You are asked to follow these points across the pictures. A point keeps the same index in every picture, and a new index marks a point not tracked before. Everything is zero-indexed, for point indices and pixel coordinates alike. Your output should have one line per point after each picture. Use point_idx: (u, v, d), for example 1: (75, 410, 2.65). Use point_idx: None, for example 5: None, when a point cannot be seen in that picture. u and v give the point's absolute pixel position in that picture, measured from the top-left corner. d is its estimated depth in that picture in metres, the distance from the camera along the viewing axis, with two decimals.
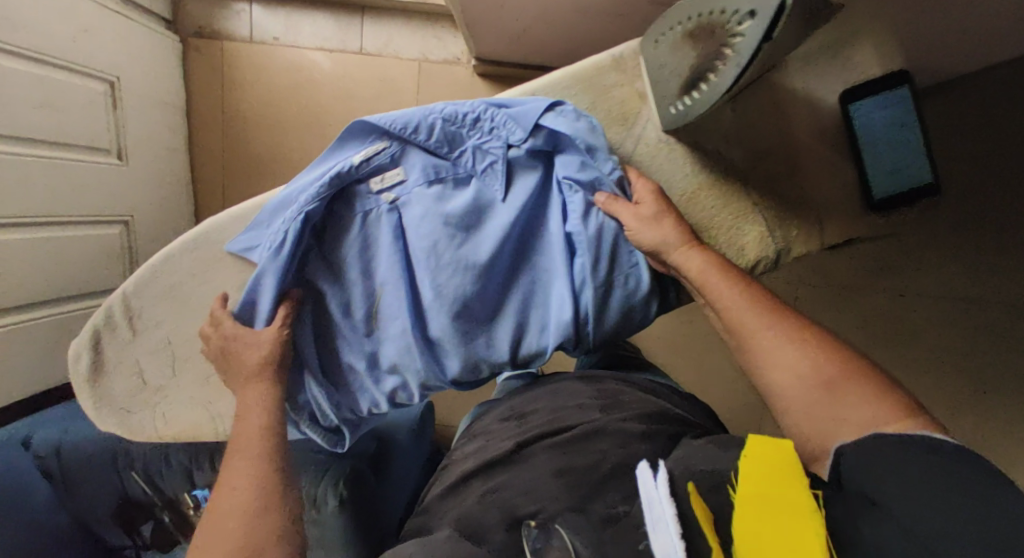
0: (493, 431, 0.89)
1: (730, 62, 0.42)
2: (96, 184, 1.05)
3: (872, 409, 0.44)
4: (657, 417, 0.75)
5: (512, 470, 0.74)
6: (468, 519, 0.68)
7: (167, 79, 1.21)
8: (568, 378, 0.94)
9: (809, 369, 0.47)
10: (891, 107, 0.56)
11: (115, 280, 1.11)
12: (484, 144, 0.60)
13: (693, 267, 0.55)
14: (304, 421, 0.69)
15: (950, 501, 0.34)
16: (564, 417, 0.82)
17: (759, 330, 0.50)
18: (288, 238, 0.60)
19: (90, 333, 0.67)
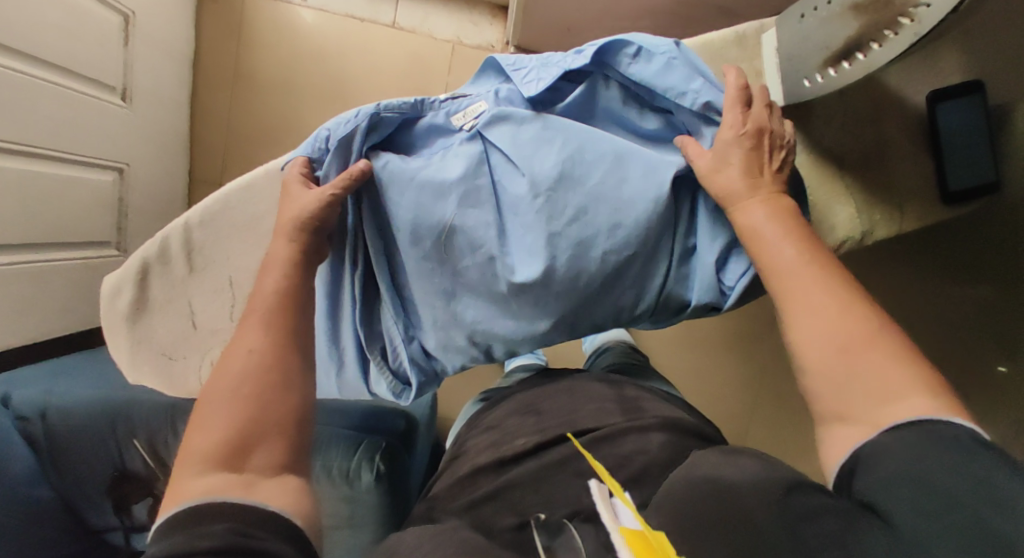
0: (501, 423, 0.78)
1: (906, 30, 0.45)
2: (97, 125, 0.93)
3: (899, 375, 0.39)
4: (688, 428, 0.67)
5: (531, 464, 0.66)
6: (474, 519, 0.61)
7: (181, 25, 1.11)
8: (580, 377, 0.85)
9: (852, 338, 0.41)
10: (969, 109, 0.62)
11: (103, 235, 0.99)
12: (545, 71, 0.59)
13: (748, 222, 0.50)
14: (375, 358, 0.62)
15: (942, 492, 0.33)
16: (589, 414, 0.73)
17: (807, 295, 0.44)
18: (358, 130, 0.57)
19: (137, 266, 0.58)
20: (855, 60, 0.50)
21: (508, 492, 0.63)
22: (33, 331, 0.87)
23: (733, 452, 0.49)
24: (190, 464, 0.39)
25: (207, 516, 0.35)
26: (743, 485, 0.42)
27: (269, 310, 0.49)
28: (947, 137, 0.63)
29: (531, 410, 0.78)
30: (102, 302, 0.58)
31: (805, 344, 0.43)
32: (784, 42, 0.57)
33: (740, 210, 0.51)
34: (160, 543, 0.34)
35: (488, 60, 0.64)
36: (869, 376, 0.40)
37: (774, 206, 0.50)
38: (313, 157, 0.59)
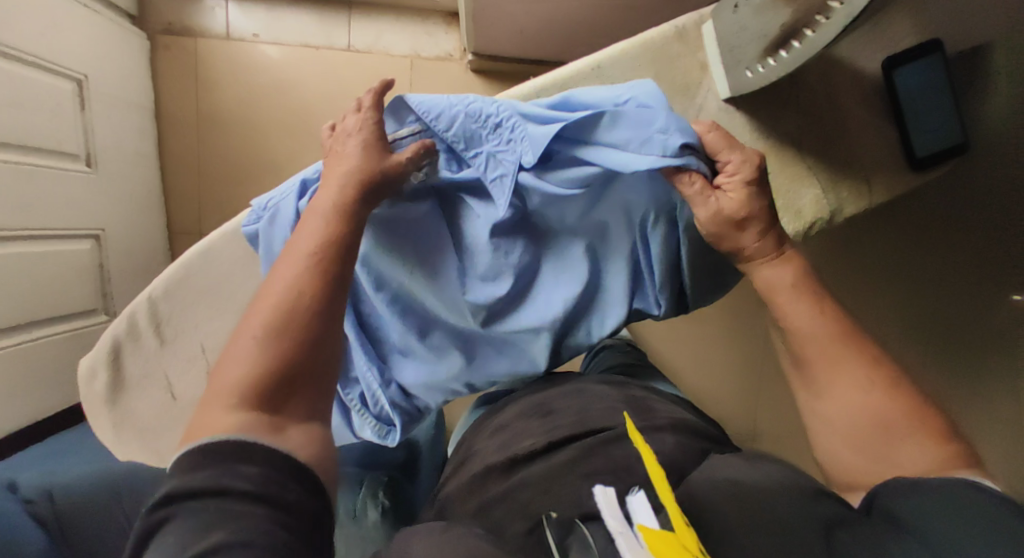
0: (512, 423, 0.75)
1: (836, 15, 0.42)
2: (64, 195, 0.94)
3: (925, 450, 0.40)
4: (697, 431, 0.64)
5: (539, 464, 0.63)
6: (489, 522, 0.58)
7: (135, 79, 1.11)
8: (584, 380, 0.82)
9: (889, 416, 0.42)
10: (928, 71, 0.57)
11: (88, 301, 1.00)
12: (498, 153, 0.54)
13: (770, 280, 0.49)
14: (355, 404, 0.63)
15: (969, 517, 0.33)
16: (599, 413, 0.71)
17: (836, 360, 0.45)
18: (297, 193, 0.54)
19: (107, 347, 0.59)
20: (792, 47, 0.48)
21: (515, 491, 0.60)
22: (27, 411, 0.89)
23: (757, 460, 0.47)
24: (222, 404, 0.38)
25: (240, 463, 0.35)
26: (767, 489, 0.41)
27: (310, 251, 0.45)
28: (908, 103, 0.59)
29: (541, 410, 0.75)
30: (81, 386, 0.59)
31: (844, 424, 0.44)
32: (724, 34, 0.56)
33: (758, 264, 0.50)
34: (186, 476, 0.34)
35: (396, 99, 0.56)
36: (898, 445, 0.41)
37: (797, 261, 0.49)
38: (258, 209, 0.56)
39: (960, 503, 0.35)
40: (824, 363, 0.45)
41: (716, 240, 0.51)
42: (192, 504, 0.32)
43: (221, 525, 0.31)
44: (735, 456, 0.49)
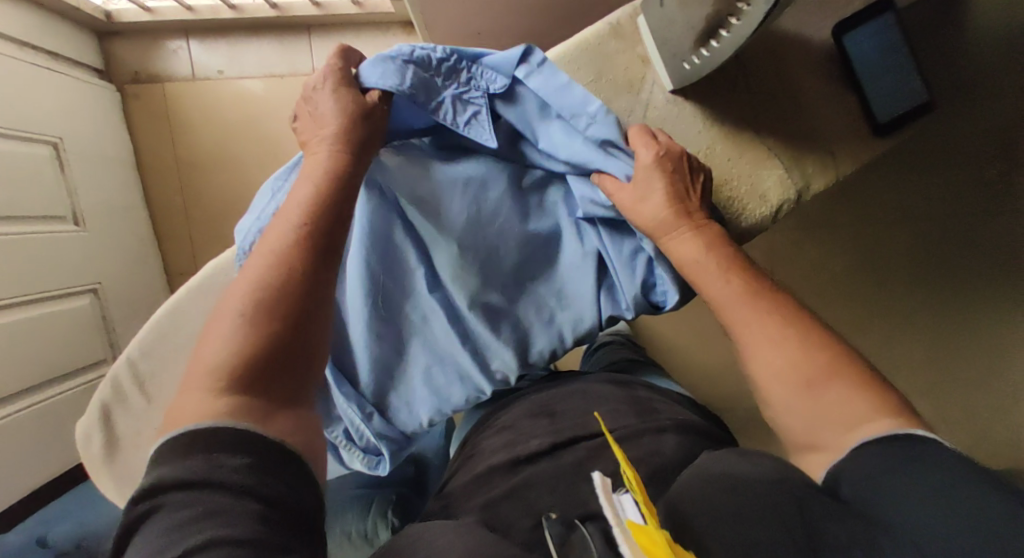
0: (514, 423, 0.67)
1: (756, 1, 0.41)
2: (57, 256, 0.97)
3: (856, 403, 0.41)
4: (703, 433, 0.59)
5: (546, 466, 0.56)
6: (487, 513, 0.51)
7: (110, 132, 1.13)
8: (586, 380, 0.74)
9: (807, 366, 0.43)
10: (882, 32, 0.55)
11: (95, 354, 1.04)
12: (463, 94, 0.56)
13: (683, 257, 0.52)
14: (339, 438, 0.64)
15: (934, 501, 0.33)
16: (604, 415, 0.63)
17: (763, 328, 0.46)
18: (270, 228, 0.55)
19: (99, 409, 0.61)
20: (721, 36, 0.46)
21: (517, 493, 0.53)
22: (47, 468, 0.93)
23: (750, 454, 0.45)
24: (201, 383, 0.37)
25: (221, 451, 0.34)
26: (758, 485, 0.39)
27: (298, 225, 0.44)
28: (862, 68, 0.57)
29: (545, 410, 0.67)
30: (80, 450, 0.62)
31: (769, 378, 0.45)
32: (657, 28, 0.55)
33: (670, 241, 0.53)
34: (171, 465, 0.33)
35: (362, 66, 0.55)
36: (832, 412, 0.41)
37: (707, 237, 0.52)
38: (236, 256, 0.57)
39: (923, 481, 0.34)
40: (744, 327, 0.47)
41: (627, 210, 0.54)
42: (175, 497, 0.32)
43: (208, 522, 0.30)
44: (726, 452, 0.47)
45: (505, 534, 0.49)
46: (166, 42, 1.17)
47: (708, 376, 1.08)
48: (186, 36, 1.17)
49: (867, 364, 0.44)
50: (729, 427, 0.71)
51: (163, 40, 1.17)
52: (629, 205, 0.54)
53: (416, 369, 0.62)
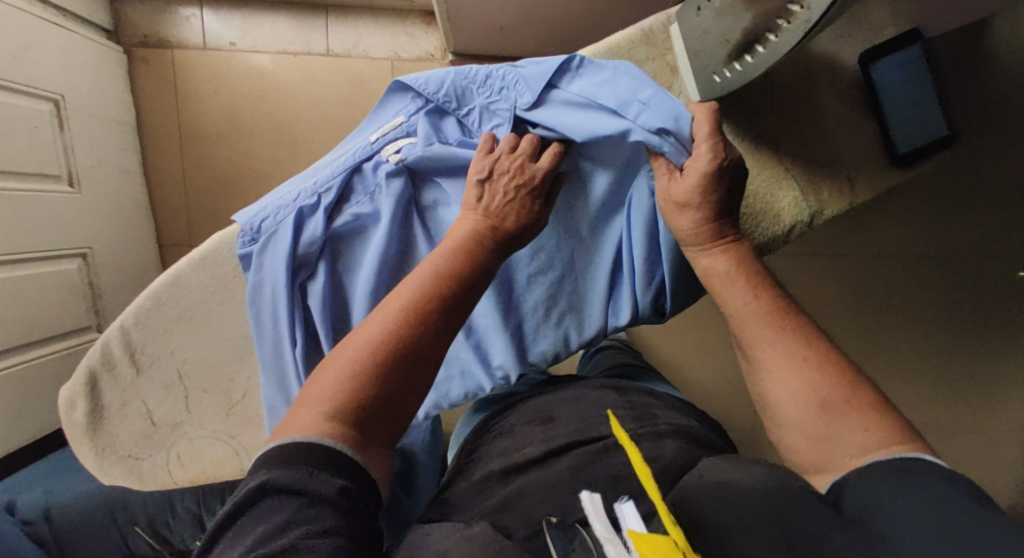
0: (512, 430, 0.67)
1: (798, 19, 0.41)
2: (49, 216, 0.95)
3: (864, 430, 0.42)
4: (700, 440, 0.59)
5: (538, 473, 0.56)
6: (484, 514, 0.52)
7: (113, 94, 1.10)
8: (583, 384, 0.73)
9: (820, 392, 0.44)
10: (908, 63, 0.56)
11: (77, 320, 1.01)
12: (492, 104, 0.57)
13: (710, 271, 0.51)
14: None
15: (928, 524, 0.34)
16: (603, 419, 0.62)
17: (776, 352, 0.46)
18: (296, 207, 0.57)
19: (85, 376, 0.59)
20: (757, 51, 0.46)
21: (514, 499, 0.53)
22: (21, 433, 0.90)
23: (747, 461, 0.46)
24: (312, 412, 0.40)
25: (323, 471, 0.37)
26: (755, 494, 0.40)
27: (437, 289, 0.46)
28: (885, 96, 0.58)
29: (542, 417, 0.67)
30: (62, 416, 0.60)
31: (786, 401, 0.45)
32: (689, 36, 0.54)
33: (700, 257, 0.52)
34: (282, 470, 0.37)
35: (394, 81, 0.59)
36: (846, 434, 0.42)
37: (738, 253, 0.51)
38: (248, 231, 0.57)
39: (916, 502, 0.35)
40: (772, 350, 0.47)
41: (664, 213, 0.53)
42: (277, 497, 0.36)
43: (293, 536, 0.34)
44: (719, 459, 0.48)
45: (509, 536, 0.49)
46: (180, 8, 1.15)
47: (700, 392, 1.09)
48: (200, 4, 1.15)
49: (878, 393, 0.44)
50: (728, 436, 0.70)
51: (175, 7, 1.15)
52: (667, 210, 0.53)
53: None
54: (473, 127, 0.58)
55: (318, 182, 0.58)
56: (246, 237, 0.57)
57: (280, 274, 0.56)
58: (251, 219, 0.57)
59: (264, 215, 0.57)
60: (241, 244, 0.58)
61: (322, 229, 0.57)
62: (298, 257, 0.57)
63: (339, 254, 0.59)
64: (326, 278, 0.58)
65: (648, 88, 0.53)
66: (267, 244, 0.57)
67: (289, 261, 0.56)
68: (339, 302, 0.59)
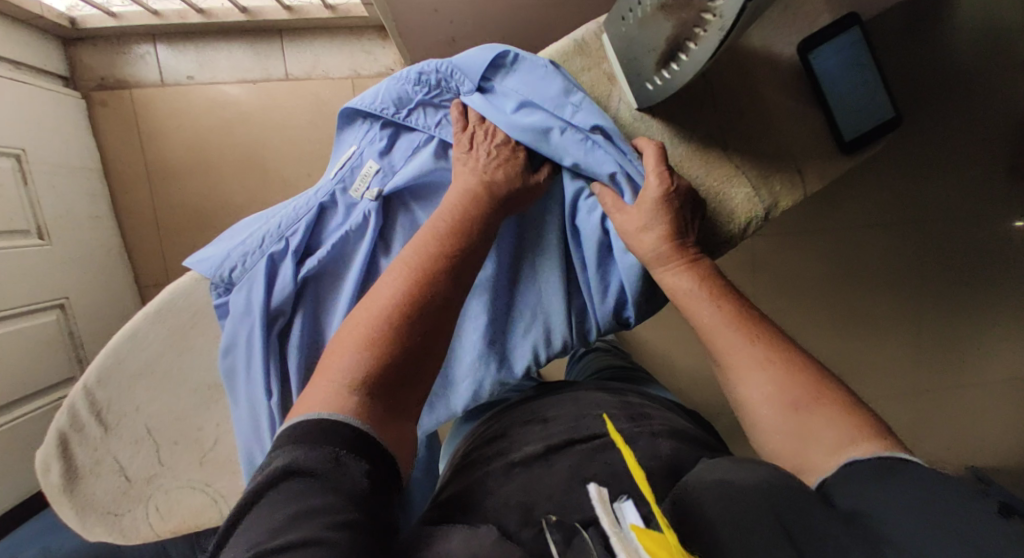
0: (507, 431, 0.63)
1: (712, 28, 0.41)
2: (21, 272, 0.95)
3: (839, 430, 0.41)
4: (696, 439, 0.56)
5: (539, 472, 0.52)
6: (491, 512, 0.49)
7: (76, 141, 1.10)
8: (578, 387, 0.70)
9: (793, 394, 0.43)
10: (845, 50, 0.56)
11: (61, 371, 1.02)
12: (433, 99, 0.57)
13: (676, 288, 0.51)
14: None
15: (928, 505, 0.33)
16: (596, 420, 0.60)
17: (749, 358, 0.46)
18: (268, 255, 0.56)
19: (56, 438, 0.59)
20: (681, 59, 0.46)
21: (516, 500, 0.50)
22: (13, 492, 0.92)
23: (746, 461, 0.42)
24: (326, 388, 0.40)
25: (348, 452, 0.37)
26: (757, 489, 0.37)
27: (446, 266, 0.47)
28: (828, 85, 0.57)
29: (536, 417, 0.63)
30: (38, 480, 0.60)
31: (755, 401, 0.45)
32: (619, 44, 0.54)
33: (665, 274, 0.52)
34: (301, 451, 0.37)
35: (342, 108, 0.59)
36: (822, 436, 0.41)
37: (701, 270, 0.51)
38: (219, 282, 0.57)
39: (911, 493, 0.34)
40: (732, 352, 0.47)
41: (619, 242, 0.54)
42: (302, 480, 0.36)
43: (317, 519, 0.34)
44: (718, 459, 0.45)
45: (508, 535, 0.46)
46: (134, 47, 1.14)
47: (688, 384, 1.08)
48: (154, 41, 1.14)
49: (855, 397, 0.43)
50: (716, 430, 0.69)
51: (130, 46, 1.14)
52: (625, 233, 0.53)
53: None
54: (423, 125, 0.58)
55: (283, 224, 0.57)
56: (218, 288, 0.57)
57: (254, 325, 0.56)
58: (218, 271, 0.56)
59: (229, 260, 0.56)
60: (216, 295, 0.58)
61: (293, 275, 0.56)
62: (271, 305, 0.57)
63: (311, 296, 0.58)
64: (302, 323, 0.58)
65: (579, 94, 0.56)
66: (240, 290, 0.56)
67: (263, 313, 0.56)
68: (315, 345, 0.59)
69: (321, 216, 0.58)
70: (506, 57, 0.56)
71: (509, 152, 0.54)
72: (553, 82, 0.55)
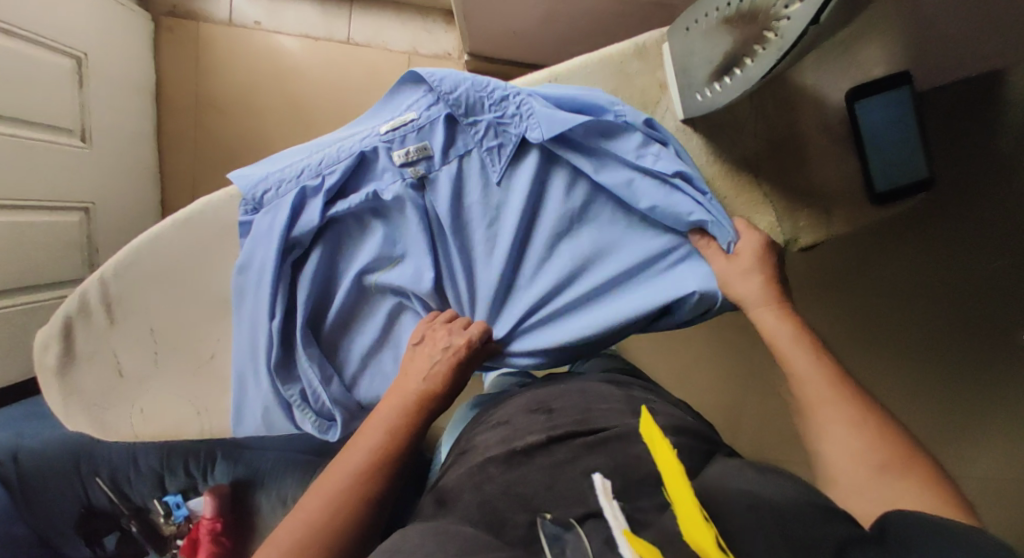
0: (510, 419, 0.62)
1: (772, 46, 0.42)
2: (58, 168, 0.97)
3: (918, 492, 0.39)
4: (702, 434, 0.55)
5: (539, 462, 0.53)
6: (484, 509, 0.50)
7: (135, 58, 1.13)
8: (583, 378, 0.70)
9: (876, 448, 0.42)
10: (891, 104, 0.56)
11: (73, 273, 1.03)
12: (502, 122, 0.58)
13: (765, 324, 0.52)
14: (296, 401, 0.61)
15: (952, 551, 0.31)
16: (602, 414, 0.59)
17: (829, 409, 0.46)
18: (305, 190, 0.58)
19: (62, 321, 0.61)
20: (735, 74, 0.48)
21: (514, 490, 0.51)
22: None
23: (768, 470, 0.46)
24: None
25: None
26: (787, 505, 0.40)
27: (370, 464, 0.52)
28: (870, 135, 0.57)
29: (541, 407, 0.63)
30: (35, 358, 0.62)
31: (832, 452, 0.44)
32: (679, 53, 0.56)
33: (760, 313, 0.53)
34: None
35: (405, 73, 0.60)
36: (895, 494, 0.39)
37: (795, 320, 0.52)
38: (249, 201, 0.59)
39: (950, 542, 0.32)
40: (821, 404, 0.46)
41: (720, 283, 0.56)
42: None
43: None
44: (740, 466, 0.48)
45: (498, 534, 0.48)
46: None
47: None
48: None
49: (932, 459, 0.42)
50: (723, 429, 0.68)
51: None
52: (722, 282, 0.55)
53: (399, 339, 0.63)
54: (476, 139, 0.59)
55: (322, 171, 0.58)
56: (247, 206, 0.59)
57: (271, 250, 0.58)
58: (252, 190, 0.58)
59: (263, 188, 0.59)
60: (243, 212, 0.60)
61: (319, 213, 0.58)
62: (291, 235, 0.58)
63: (331, 239, 0.60)
64: (317, 260, 0.60)
65: (656, 145, 0.59)
66: (267, 213, 0.58)
67: (281, 241, 0.57)
68: (325, 285, 0.62)
69: (361, 163, 0.59)
70: (580, 125, 0.57)
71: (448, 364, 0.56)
72: (637, 139, 0.58)
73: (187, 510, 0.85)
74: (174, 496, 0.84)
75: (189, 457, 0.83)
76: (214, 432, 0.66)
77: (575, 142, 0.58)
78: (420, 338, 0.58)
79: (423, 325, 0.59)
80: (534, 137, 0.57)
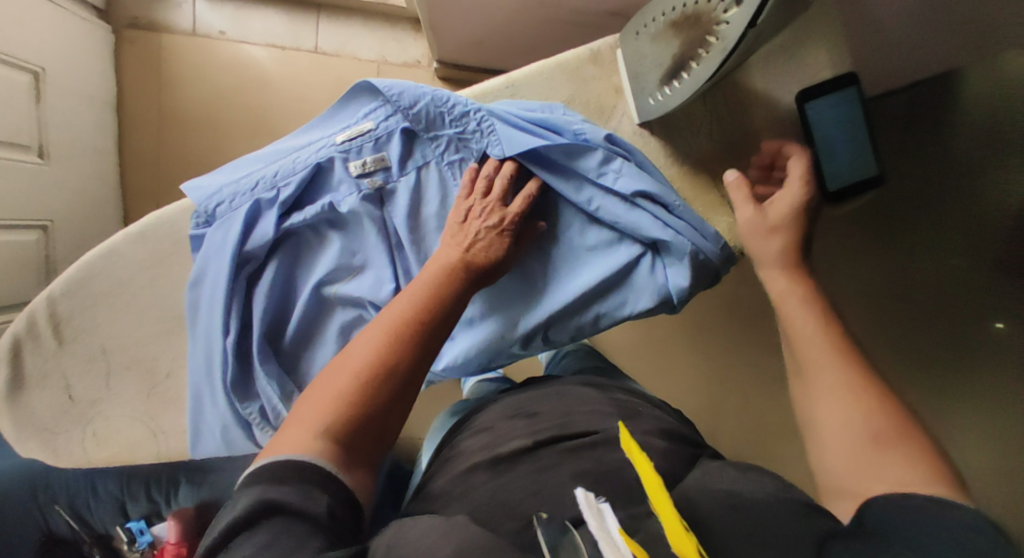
0: (492, 426, 0.61)
1: (714, 49, 0.42)
2: (16, 185, 0.94)
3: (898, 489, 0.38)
4: (684, 437, 0.54)
5: (525, 468, 0.51)
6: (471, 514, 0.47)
7: (96, 71, 1.11)
8: (565, 381, 0.68)
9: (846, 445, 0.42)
10: (839, 104, 0.55)
11: (30, 292, 0.99)
12: (463, 136, 0.57)
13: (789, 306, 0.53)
14: (254, 416, 0.59)
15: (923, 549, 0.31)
16: (585, 418, 0.58)
17: (822, 397, 0.45)
18: (259, 202, 0.57)
19: (9, 344, 0.59)
20: (682, 77, 0.47)
21: (498, 499, 0.49)
22: None
23: (750, 469, 0.45)
24: (302, 429, 0.40)
25: (318, 487, 0.37)
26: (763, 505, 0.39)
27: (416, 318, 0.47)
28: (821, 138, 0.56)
29: (523, 411, 0.61)
30: None
31: (825, 447, 0.43)
32: (630, 58, 0.57)
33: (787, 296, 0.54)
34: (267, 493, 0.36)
35: (359, 82, 0.58)
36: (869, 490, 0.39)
37: (795, 300, 0.53)
38: (202, 213, 0.57)
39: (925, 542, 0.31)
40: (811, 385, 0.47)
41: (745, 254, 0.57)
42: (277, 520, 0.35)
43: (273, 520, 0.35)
44: (716, 466, 0.47)
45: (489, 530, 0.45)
46: None
47: None
48: None
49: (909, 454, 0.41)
50: None
51: None
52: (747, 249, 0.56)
53: None
54: (439, 155, 0.58)
55: (277, 184, 0.57)
56: (198, 218, 0.58)
57: (223, 265, 0.56)
58: (205, 202, 0.57)
59: (217, 203, 0.57)
60: (194, 226, 0.59)
61: (273, 227, 0.57)
62: (244, 249, 0.57)
63: (288, 253, 0.59)
64: (272, 275, 0.59)
65: (619, 158, 0.58)
66: (219, 227, 0.57)
67: (233, 255, 0.56)
68: (284, 297, 0.60)
69: (318, 174, 0.58)
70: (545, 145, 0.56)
71: (495, 237, 0.53)
72: (598, 155, 0.58)
73: (151, 536, 0.83)
74: (137, 523, 0.83)
75: (151, 482, 0.82)
76: (174, 452, 0.64)
77: (541, 164, 0.57)
78: (461, 205, 0.54)
79: (466, 191, 0.55)
80: (494, 154, 0.56)
